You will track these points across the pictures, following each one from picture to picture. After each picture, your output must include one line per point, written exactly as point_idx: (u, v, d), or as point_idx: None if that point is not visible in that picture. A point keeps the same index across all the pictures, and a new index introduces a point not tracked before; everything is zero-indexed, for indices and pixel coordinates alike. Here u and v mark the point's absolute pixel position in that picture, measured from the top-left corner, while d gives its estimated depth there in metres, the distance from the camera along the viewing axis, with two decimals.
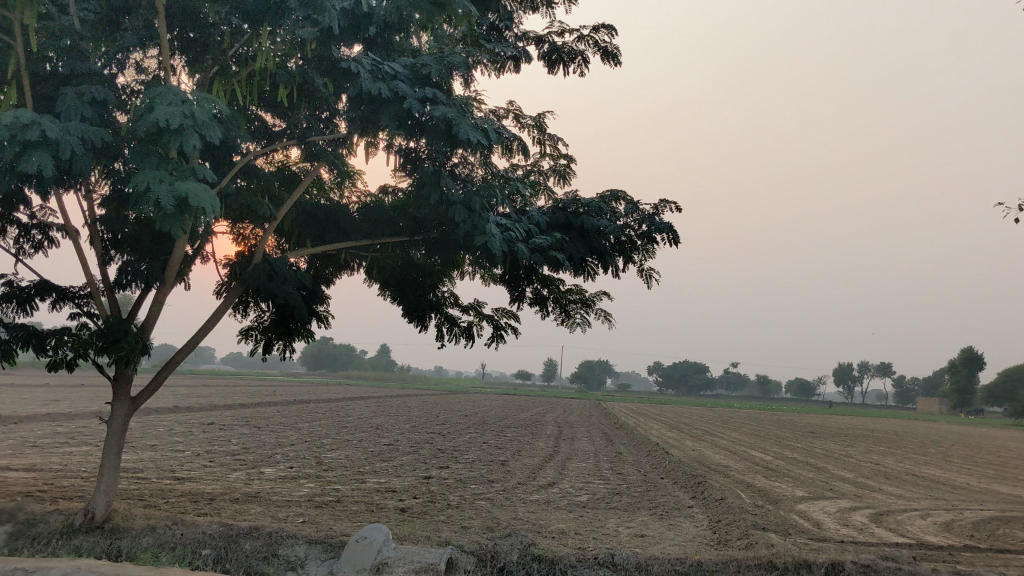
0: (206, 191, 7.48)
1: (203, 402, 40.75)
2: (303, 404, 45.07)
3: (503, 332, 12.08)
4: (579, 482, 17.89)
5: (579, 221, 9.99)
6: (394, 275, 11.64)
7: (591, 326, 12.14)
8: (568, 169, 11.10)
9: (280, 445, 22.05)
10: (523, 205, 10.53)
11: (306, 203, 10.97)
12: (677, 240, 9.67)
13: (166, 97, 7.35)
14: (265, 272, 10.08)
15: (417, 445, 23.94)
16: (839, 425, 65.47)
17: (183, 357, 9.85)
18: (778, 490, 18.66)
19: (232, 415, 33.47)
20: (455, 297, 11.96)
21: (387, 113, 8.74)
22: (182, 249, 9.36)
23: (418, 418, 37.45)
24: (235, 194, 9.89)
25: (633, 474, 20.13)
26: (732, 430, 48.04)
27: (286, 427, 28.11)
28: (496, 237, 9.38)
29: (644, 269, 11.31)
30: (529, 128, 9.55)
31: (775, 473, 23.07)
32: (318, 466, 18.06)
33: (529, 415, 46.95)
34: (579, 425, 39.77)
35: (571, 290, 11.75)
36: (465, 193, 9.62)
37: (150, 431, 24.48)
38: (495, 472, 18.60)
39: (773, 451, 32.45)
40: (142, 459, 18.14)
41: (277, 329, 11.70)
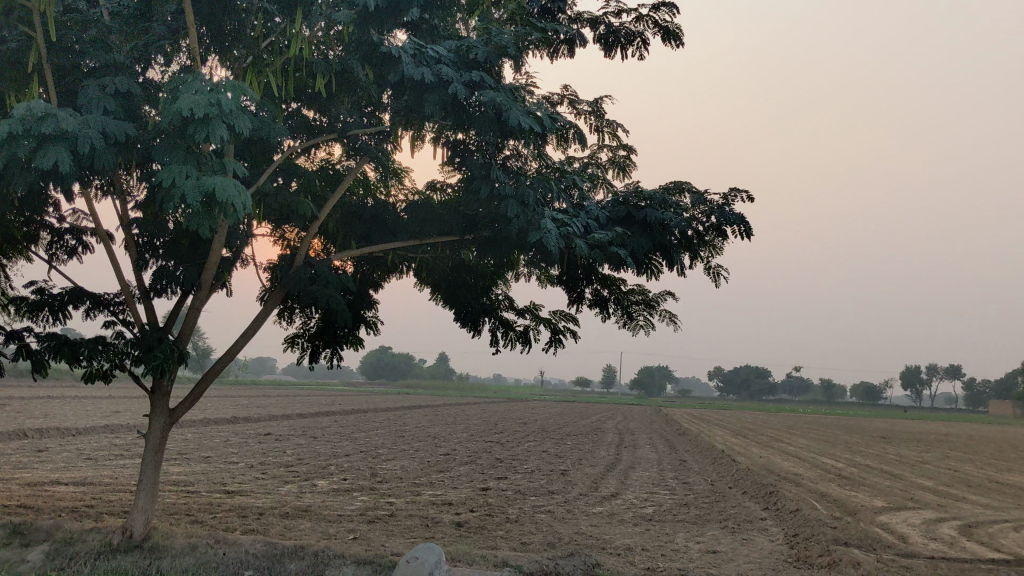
0: (236, 186, 6.90)
1: (262, 412, 40.65)
2: (361, 413, 44.79)
3: (561, 336, 11.39)
4: (644, 493, 17.09)
5: (641, 214, 9.24)
6: (445, 277, 11.01)
7: (656, 329, 11.38)
8: (628, 160, 10.36)
9: (335, 456, 21.60)
10: (580, 199, 9.82)
11: (351, 202, 10.42)
12: (749, 233, 8.83)
13: (192, 84, 6.82)
14: (307, 276, 9.53)
15: (474, 455, 23.31)
16: (909, 429, 63.49)
17: (221, 366, 9.32)
18: (855, 499, 17.64)
19: (288, 425, 33.21)
20: (509, 300, 11.29)
21: (431, 100, 8.12)
22: (218, 252, 8.90)
23: (476, 426, 36.87)
24: (275, 193, 9.39)
25: (700, 484, 19.25)
26: (799, 435, 46.62)
27: (343, 438, 27.69)
28: (552, 232, 8.66)
29: (712, 267, 10.52)
30: (586, 114, 8.77)
31: (849, 481, 21.98)
32: (372, 477, 17.52)
33: (588, 422, 46.08)
34: (641, 433, 38.80)
35: (633, 289, 11.00)
36: (518, 186, 8.97)
37: (206, 443, 24.21)
38: (556, 483, 17.87)
39: (844, 457, 31.19)
40: (194, 471, 17.79)
41: (324, 337, 11.17)
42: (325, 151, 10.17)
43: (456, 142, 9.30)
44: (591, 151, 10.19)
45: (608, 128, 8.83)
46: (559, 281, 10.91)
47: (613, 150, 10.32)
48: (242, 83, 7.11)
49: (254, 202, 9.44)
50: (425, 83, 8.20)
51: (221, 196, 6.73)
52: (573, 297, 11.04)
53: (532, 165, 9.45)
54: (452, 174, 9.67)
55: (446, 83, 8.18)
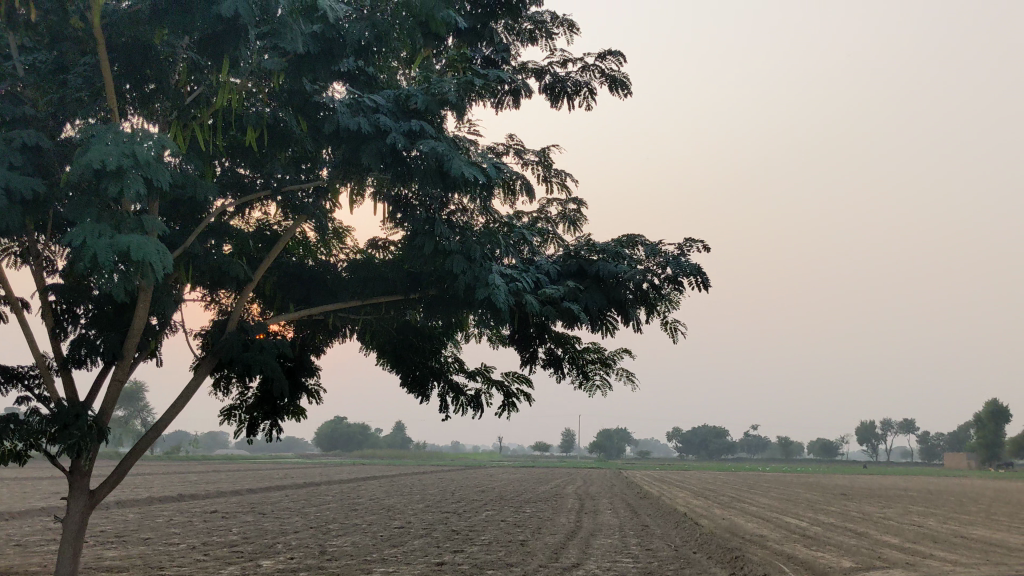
0: (152, 244, 6.34)
1: (211, 489, 39.21)
2: (314, 486, 43.47)
3: (514, 400, 10.86)
4: (606, 561, 16.42)
5: (594, 267, 8.79)
6: (391, 340, 10.46)
7: (613, 388, 10.93)
8: (579, 214, 9.99)
9: (283, 533, 20.61)
10: (530, 254, 9.39)
11: (289, 264, 9.89)
12: (708, 284, 8.39)
13: (105, 135, 6.31)
14: (241, 341, 8.94)
15: (430, 526, 22.46)
16: (869, 485, 63.34)
17: (147, 442, 8.62)
18: (822, 561, 17.13)
19: (237, 502, 31.94)
20: (459, 362, 10.76)
21: (369, 151, 7.66)
22: (143, 318, 8.29)
23: (434, 496, 35.84)
24: (205, 254, 8.83)
25: (663, 549, 18.62)
26: (761, 495, 46.10)
27: (293, 513, 26.62)
28: (501, 287, 8.21)
29: (668, 322, 10.13)
30: (532, 165, 8.37)
31: (815, 541, 21.46)
32: (321, 555, 16.65)
33: (547, 488, 45.20)
34: (603, 497, 38.06)
35: (588, 348, 10.55)
36: (464, 241, 8.54)
37: (148, 523, 23.05)
38: (515, 554, 17.13)
39: (808, 516, 30.73)
40: (131, 554, 16.76)
41: (263, 407, 10.53)
42: (260, 211, 9.67)
43: (398, 197, 8.85)
44: (541, 205, 9.80)
45: (557, 179, 8.43)
46: (511, 341, 10.45)
47: (563, 204, 9.97)
48: (161, 134, 6.61)
49: (183, 264, 8.86)
50: (362, 134, 7.76)
51: (137, 256, 6.18)
52: (525, 357, 10.56)
53: (478, 221, 9.04)
54: (394, 231, 9.18)
55: (385, 133, 7.73)
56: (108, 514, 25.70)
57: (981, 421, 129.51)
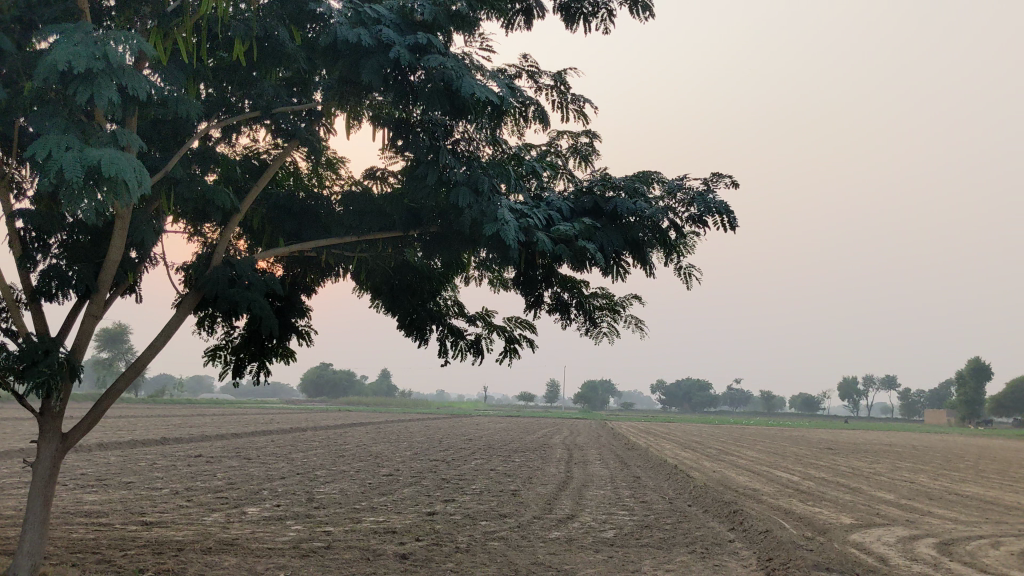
0: (126, 159, 5.64)
1: (194, 433, 38.67)
2: (299, 432, 42.99)
3: (516, 346, 10.26)
4: (601, 514, 15.96)
5: (610, 204, 8.09)
6: (387, 280, 9.82)
7: (621, 336, 10.33)
8: (592, 147, 9.28)
9: (269, 480, 20.06)
10: (539, 190, 8.72)
11: (279, 196, 9.21)
12: (734, 225, 7.70)
13: (73, 34, 5.58)
14: (226, 276, 8.27)
15: (418, 475, 21.96)
16: (854, 440, 63.45)
17: (123, 384, 8.00)
18: (821, 517, 16.73)
19: (221, 447, 31.39)
20: (459, 305, 10.12)
21: (369, 66, 6.95)
22: (121, 248, 7.61)
23: (421, 445, 35.43)
24: (188, 179, 8.13)
25: (658, 502, 18.16)
26: (749, 448, 45.97)
27: (278, 460, 26.06)
28: (511, 224, 7.55)
29: (683, 267, 9.54)
30: (547, 88, 7.67)
31: (812, 497, 21.07)
32: (308, 503, 16.11)
33: (535, 438, 44.86)
34: (591, 448, 37.75)
35: (596, 293, 9.94)
36: (471, 172, 7.89)
37: (130, 467, 22.46)
38: (508, 505, 16.62)
39: (798, 470, 30.49)
40: (111, 499, 16.16)
41: (249, 347, 9.89)
42: (248, 136, 8.94)
43: (399, 120, 8.13)
44: (551, 137, 9.07)
45: (574, 106, 7.71)
46: (515, 283, 9.82)
47: (575, 137, 9.27)
48: (136, 36, 5.88)
49: (165, 190, 8.16)
50: (363, 47, 7.05)
51: (108, 170, 5.46)
52: (530, 301, 9.94)
53: (485, 152, 8.34)
54: (394, 161, 8.46)
55: (388, 47, 7.03)
56: (89, 457, 25.08)
57: (964, 378, 130.26)
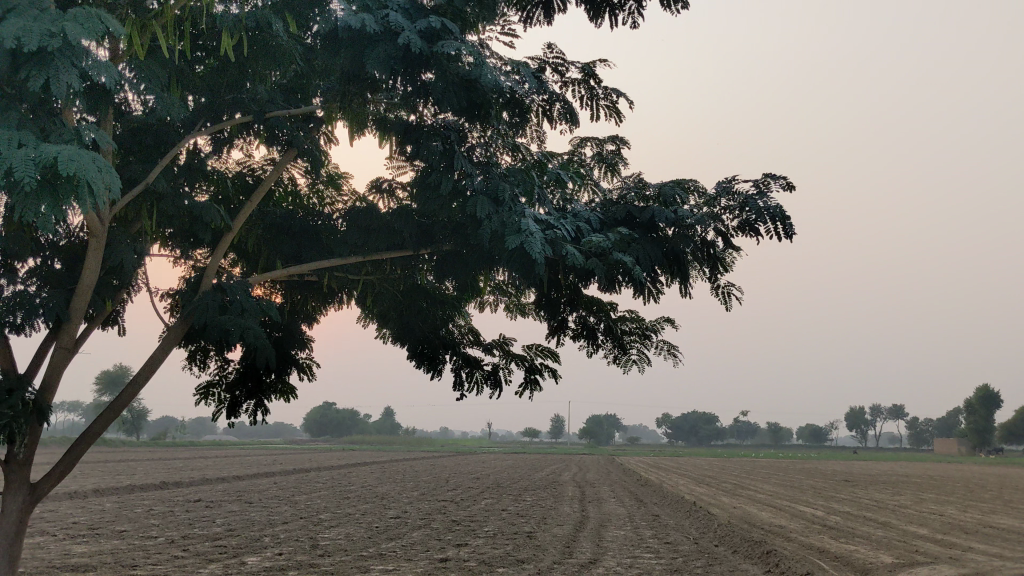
0: (89, 156, 4.78)
1: (194, 476, 37.53)
2: (302, 473, 41.82)
3: (537, 377, 9.34)
4: (626, 557, 14.99)
5: (647, 212, 7.20)
6: (396, 306, 8.93)
7: (651, 364, 9.43)
8: (620, 154, 8.43)
9: (270, 525, 19.05)
10: (564, 201, 7.85)
11: (276, 213, 8.34)
12: (791, 234, 6.79)
13: (26, 9, 4.75)
14: (217, 302, 7.35)
15: (427, 517, 20.92)
16: (868, 471, 62.07)
17: (102, 425, 7.08)
18: (858, 555, 15.71)
19: (221, 490, 30.31)
20: (474, 333, 9.20)
21: (375, 56, 6.10)
22: (95, 272, 6.72)
23: (428, 484, 34.32)
24: (173, 194, 7.25)
25: (682, 543, 17.13)
26: (765, 482, 44.71)
27: (281, 503, 25.01)
28: (537, 235, 6.68)
29: (721, 285, 8.70)
30: (574, 83, 6.84)
31: (843, 533, 19.96)
32: (312, 551, 15.09)
33: (544, 475, 43.66)
34: (603, 485, 36.63)
35: (626, 315, 9.04)
36: (490, 180, 7.03)
37: (125, 514, 21.40)
38: (525, 549, 15.57)
39: (821, 504, 29.36)
40: (102, 550, 15.17)
41: (244, 384, 8.96)
42: (241, 149, 8.10)
43: (409, 123, 7.22)
44: (574, 145, 8.22)
45: (606, 101, 6.85)
46: (536, 306, 8.93)
47: (600, 144, 8.43)
48: (101, 13, 5.05)
49: (147, 206, 7.28)
50: (367, 35, 6.24)
51: (67, 167, 4.59)
52: (552, 326, 9.03)
53: (504, 159, 7.48)
54: (402, 171, 7.57)
55: (395, 34, 6.23)
56: (84, 504, 24.01)
57: (974, 406, 128.75)
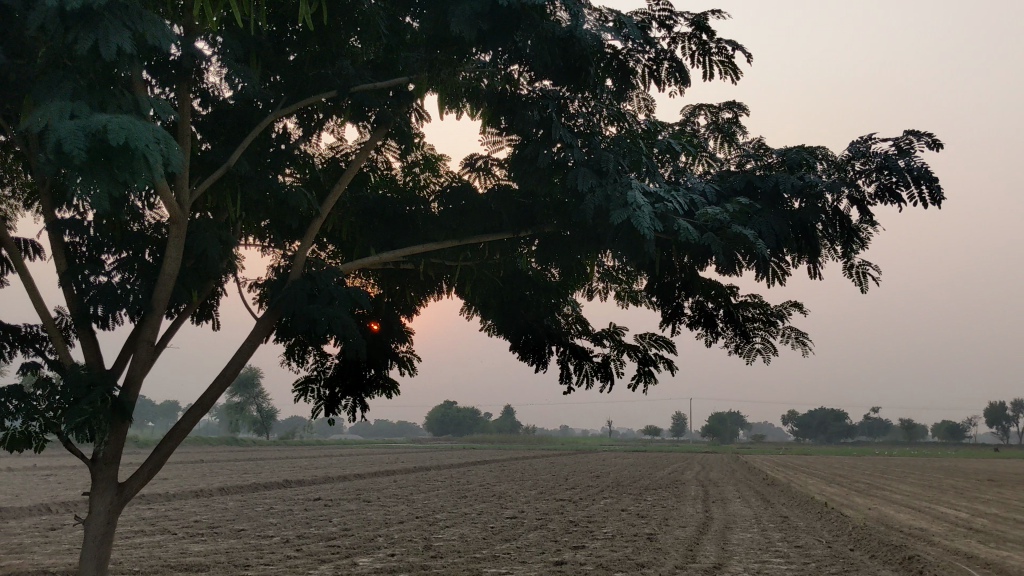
0: (144, 125, 4.42)
1: (317, 475, 37.98)
2: (421, 472, 41.83)
3: (651, 368, 8.65)
4: (753, 562, 14.08)
5: (770, 180, 6.41)
6: (497, 295, 8.37)
7: (777, 353, 8.62)
8: (738, 122, 7.64)
9: (386, 525, 18.81)
10: (676, 175, 7.12)
11: (368, 197, 7.89)
12: (940, 199, 5.85)
13: None
14: (304, 293, 6.86)
15: (544, 518, 20.34)
16: (1011, 469, 58.44)
17: (190, 423, 6.80)
18: (1013, 562, 14.33)
19: (341, 488, 30.47)
20: (583, 322, 8.57)
21: (458, 14, 5.65)
22: (175, 261, 6.44)
23: (546, 483, 33.78)
24: (257, 179, 6.86)
25: (814, 547, 16.05)
26: (900, 482, 42.42)
27: (398, 501, 24.85)
28: (645, 209, 5.98)
29: (856, 265, 7.86)
30: (684, 37, 6.15)
31: (992, 537, 18.41)
32: (424, 552, 14.69)
33: (667, 474, 42.56)
34: (728, 484, 35.31)
35: (748, 300, 8.26)
36: (593, 151, 6.38)
37: (246, 513, 21.57)
38: (645, 553, 14.80)
39: (964, 505, 27.46)
40: (219, 549, 15.15)
41: (342, 380, 8.57)
42: (332, 132, 7.71)
43: (502, 93, 6.63)
44: (687, 114, 7.51)
45: (720, 55, 6.11)
46: (649, 292, 8.23)
47: (716, 113, 7.67)
48: None
49: (231, 192, 6.94)
50: None
51: (116, 136, 4.24)
52: (667, 314, 8.32)
53: (608, 131, 6.73)
54: (500, 146, 6.99)
55: None
56: (208, 502, 24.40)
57: None
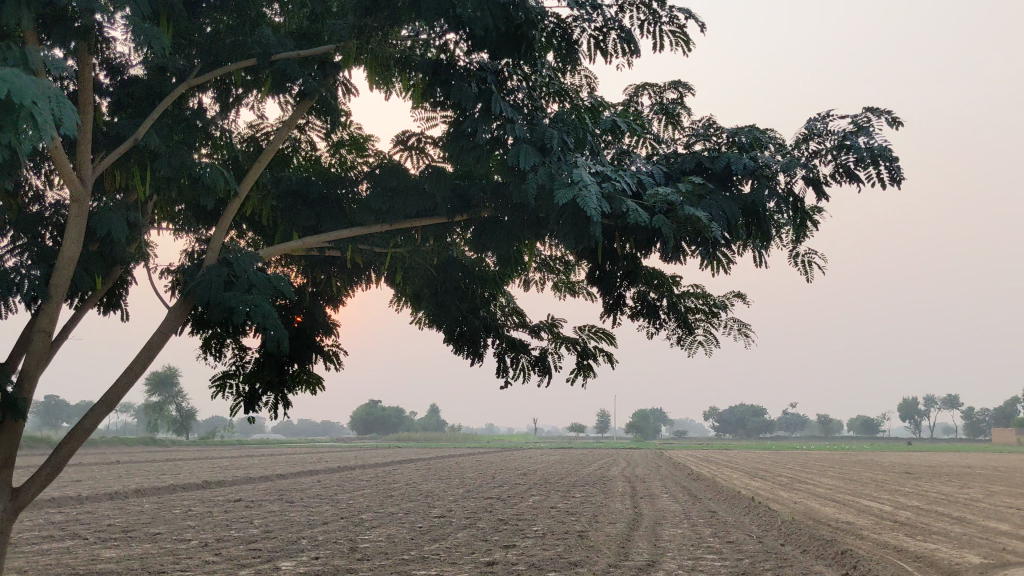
0: (27, 78, 3.88)
1: (238, 475, 36.93)
2: (346, 472, 40.99)
3: (590, 362, 8.28)
4: (686, 559, 13.87)
5: (721, 161, 6.12)
6: (430, 283, 7.91)
7: (719, 345, 8.34)
8: (682, 102, 7.33)
9: (310, 526, 18.18)
10: (620, 156, 6.78)
11: (292, 179, 7.36)
12: (900, 179, 5.69)
13: None
14: (221, 279, 6.31)
15: (473, 516, 19.93)
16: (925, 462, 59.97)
17: (93, 422, 6.19)
18: (942, 555, 14.39)
19: (262, 489, 29.59)
20: (519, 314, 8.16)
21: None
22: (76, 243, 5.81)
23: (474, 480, 33.35)
24: (168, 154, 6.29)
25: (746, 543, 15.93)
26: (821, 475, 43.06)
27: (323, 502, 24.16)
28: (592, 188, 5.63)
29: (801, 253, 7.64)
30: (632, 5, 5.80)
31: (918, 530, 18.56)
32: (350, 555, 14.10)
33: (593, 470, 42.51)
34: (654, 480, 35.38)
35: (690, 291, 7.96)
36: (536, 128, 5.99)
37: (162, 516, 20.66)
38: (577, 551, 14.46)
39: (886, 498, 27.87)
40: (132, 555, 14.36)
41: (261, 375, 8.00)
42: (251, 108, 7.18)
43: (438, 63, 6.20)
44: (628, 93, 7.19)
45: (670, 24, 5.82)
46: (589, 281, 7.88)
47: (658, 93, 7.36)
48: None
49: (140, 167, 6.36)
50: None
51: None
52: (607, 304, 7.98)
53: (551, 107, 6.33)
54: (434, 123, 6.54)
55: None
56: (122, 505, 23.36)
57: None
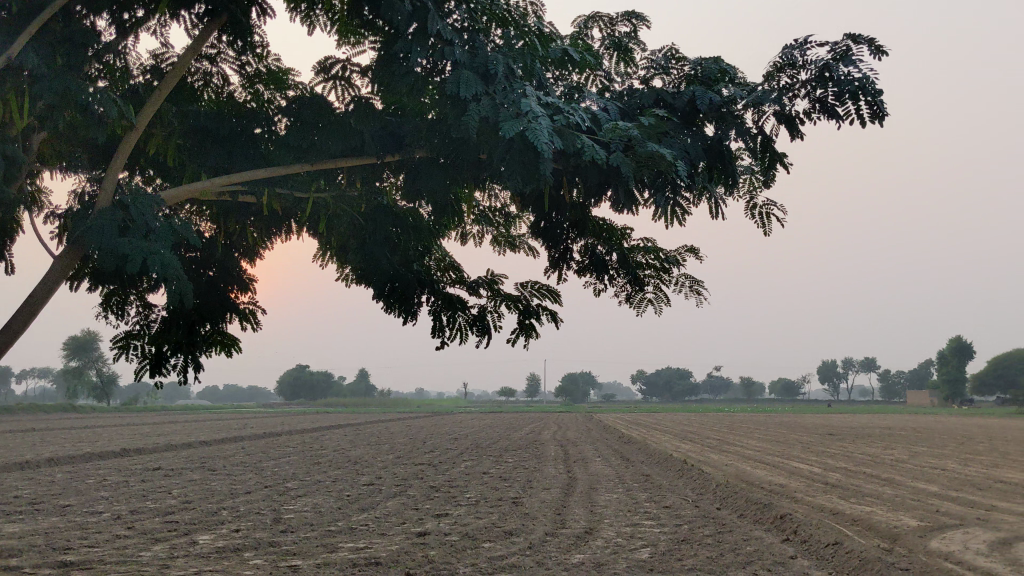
0: None
1: (159, 443, 35.59)
2: (273, 438, 39.91)
3: (532, 322, 7.65)
4: (624, 525, 13.44)
5: (685, 95, 5.50)
6: (358, 234, 7.18)
7: (669, 305, 7.80)
8: (636, 36, 6.70)
9: (232, 496, 17.31)
10: (570, 90, 6.12)
11: (201, 113, 6.54)
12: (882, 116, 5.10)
13: None
14: (116, 222, 5.48)
15: (403, 484, 19.27)
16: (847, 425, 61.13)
17: None
18: (879, 518, 14.21)
19: (183, 457, 28.49)
20: (456, 269, 7.48)
21: None
22: None
23: (405, 446, 32.66)
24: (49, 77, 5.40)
25: (683, 508, 15.60)
26: (749, 437, 43.38)
27: (246, 470, 23.24)
28: (544, 121, 4.96)
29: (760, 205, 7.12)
30: None
31: (851, 492, 18.53)
32: (273, 526, 13.33)
33: (525, 435, 42.16)
34: (585, 444, 35.13)
35: (641, 244, 7.38)
36: (477, 52, 5.27)
37: (73, 487, 19.55)
38: (512, 519, 13.92)
39: (814, 460, 28.02)
40: (38, 530, 13.37)
41: (169, 335, 7.18)
42: (150, 32, 6.30)
43: None
44: (578, 24, 6.52)
45: None
46: (534, 232, 7.24)
47: (610, 24, 6.69)
48: None
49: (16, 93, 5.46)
50: None
51: None
52: (553, 258, 7.35)
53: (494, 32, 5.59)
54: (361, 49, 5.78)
55: None
56: (31, 476, 22.10)
57: (949, 356, 128.55)
